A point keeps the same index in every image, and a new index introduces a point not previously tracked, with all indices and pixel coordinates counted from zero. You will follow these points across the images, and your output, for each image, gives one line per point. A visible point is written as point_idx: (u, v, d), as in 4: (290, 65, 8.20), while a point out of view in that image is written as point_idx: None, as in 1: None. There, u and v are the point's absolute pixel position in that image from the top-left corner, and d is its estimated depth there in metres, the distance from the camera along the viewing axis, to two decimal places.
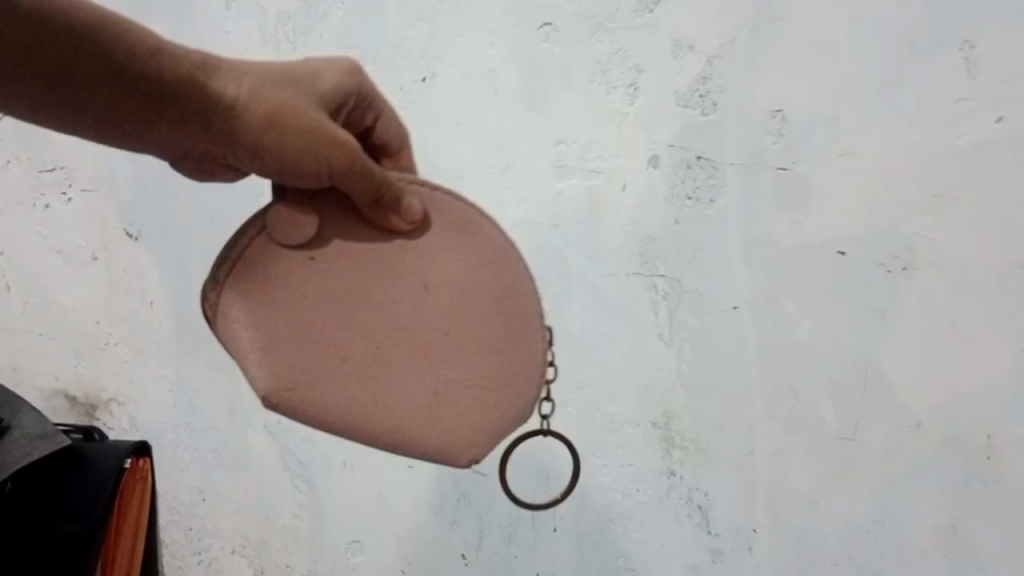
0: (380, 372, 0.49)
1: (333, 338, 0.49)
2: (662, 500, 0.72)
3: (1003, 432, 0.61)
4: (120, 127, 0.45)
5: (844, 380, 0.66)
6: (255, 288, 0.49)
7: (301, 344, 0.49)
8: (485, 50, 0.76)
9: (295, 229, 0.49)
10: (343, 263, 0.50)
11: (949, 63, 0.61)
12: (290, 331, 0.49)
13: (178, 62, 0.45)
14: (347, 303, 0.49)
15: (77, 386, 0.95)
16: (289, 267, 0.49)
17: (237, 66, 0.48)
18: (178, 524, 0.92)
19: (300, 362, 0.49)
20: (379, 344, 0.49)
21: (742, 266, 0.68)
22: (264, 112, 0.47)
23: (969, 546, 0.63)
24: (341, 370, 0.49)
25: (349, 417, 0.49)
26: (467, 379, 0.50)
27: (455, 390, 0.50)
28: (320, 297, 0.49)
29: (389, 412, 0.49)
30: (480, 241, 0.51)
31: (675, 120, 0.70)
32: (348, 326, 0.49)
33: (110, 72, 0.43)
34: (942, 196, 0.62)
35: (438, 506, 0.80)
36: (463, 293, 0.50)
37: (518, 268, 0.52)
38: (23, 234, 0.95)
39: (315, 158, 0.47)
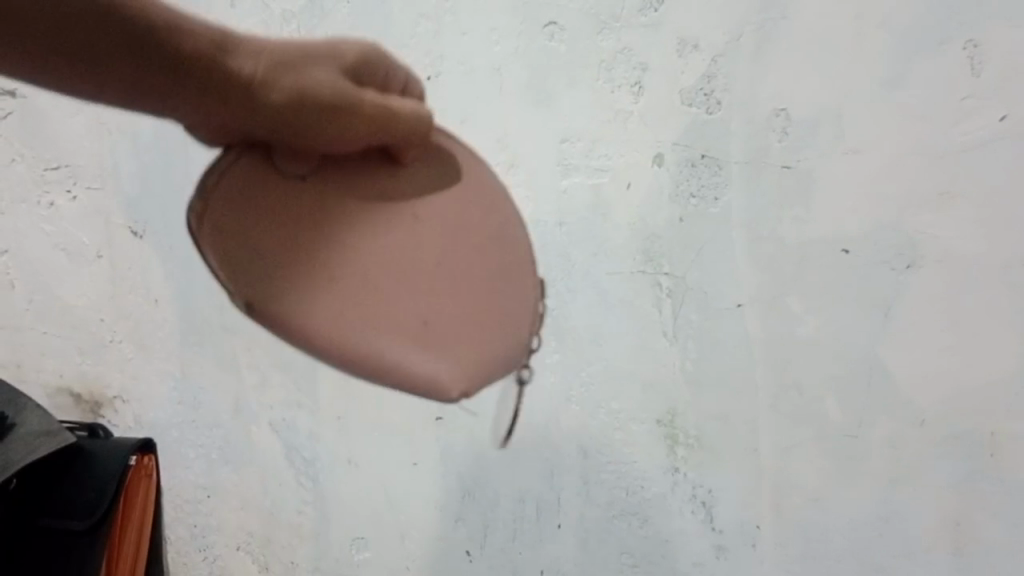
0: (382, 292, 0.47)
1: (324, 256, 0.47)
2: (666, 497, 0.73)
3: (1005, 428, 0.62)
4: (139, 99, 0.46)
5: (848, 377, 0.66)
6: (241, 199, 0.46)
7: (287, 259, 0.46)
8: (490, 48, 0.77)
9: (296, 155, 0.48)
10: (344, 190, 0.49)
11: (953, 61, 0.62)
12: (275, 244, 0.46)
13: (198, 38, 0.46)
14: (347, 229, 0.48)
15: (81, 383, 0.96)
16: (281, 190, 0.47)
17: (259, 42, 0.48)
18: (184, 520, 0.92)
19: (288, 284, 0.46)
20: (375, 267, 0.47)
21: (746, 265, 0.69)
22: (283, 87, 0.47)
23: (971, 542, 0.63)
24: (334, 294, 0.46)
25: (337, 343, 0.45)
26: (462, 310, 0.48)
27: (449, 320, 0.47)
28: (314, 214, 0.47)
29: (382, 336, 0.46)
30: (476, 183, 0.53)
31: (680, 119, 0.70)
32: (342, 247, 0.47)
33: (127, 42, 0.44)
34: (947, 194, 0.63)
35: (442, 503, 0.80)
36: (466, 227, 0.51)
37: (505, 209, 0.54)
38: (27, 231, 0.95)
39: (339, 124, 0.47)
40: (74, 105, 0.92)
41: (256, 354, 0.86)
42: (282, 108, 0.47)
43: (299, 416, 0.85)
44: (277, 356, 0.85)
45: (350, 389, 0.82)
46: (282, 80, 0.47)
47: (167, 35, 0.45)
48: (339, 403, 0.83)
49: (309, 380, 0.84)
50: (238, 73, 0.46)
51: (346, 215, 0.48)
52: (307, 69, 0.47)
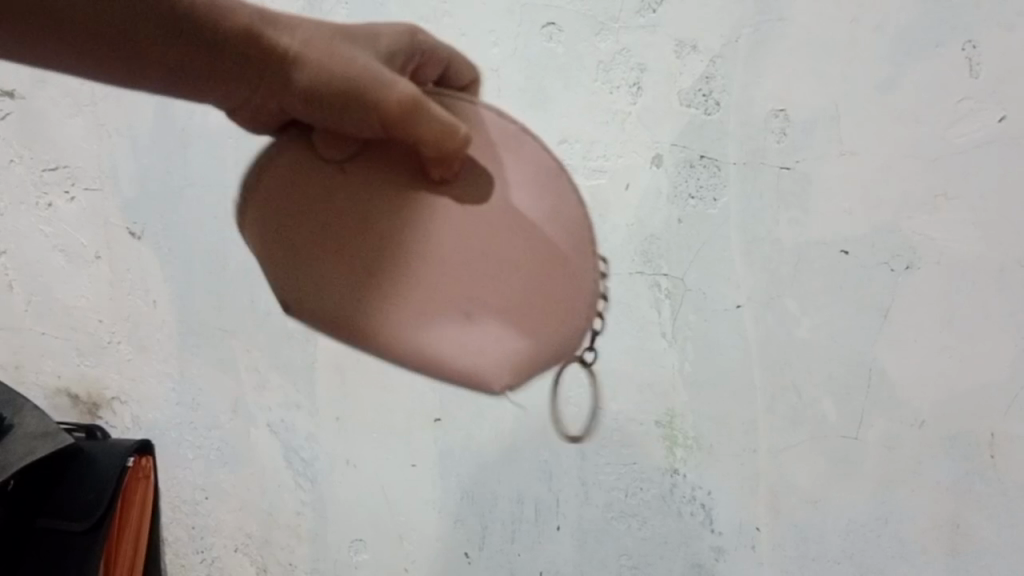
0: (414, 286, 0.45)
1: (354, 250, 0.46)
2: (665, 498, 0.72)
3: (1004, 429, 0.62)
4: (183, 79, 0.46)
5: (846, 378, 0.66)
6: (283, 194, 0.47)
7: (321, 255, 0.46)
8: (489, 48, 0.77)
9: (332, 144, 0.46)
10: (375, 178, 0.46)
11: (950, 62, 0.62)
12: (311, 238, 0.46)
13: (239, 14, 0.45)
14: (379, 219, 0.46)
15: (79, 385, 0.95)
16: (329, 186, 0.46)
17: (300, 18, 0.46)
18: (181, 522, 0.92)
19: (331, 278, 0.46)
20: (405, 262, 0.45)
21: (744, 265, 0.69)
22: (319, 64, 0.44)
23: (971, 543, 0.63)
24: (371, 295, 0.46)
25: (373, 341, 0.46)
26: (502, 305, 0.45)
27: (485, 316, 0.45)
28: (342, 208, 0.46)
29: (417, 332, 0.45)
30: (522, 157, 0.46)
31: (678, 120, 0.70)
32: (373, 240, 0.46)
33: (169, 24, 0.45)
34: (945, 195, 0.62)
35: (441, 503, 0.80)
36: (516, 216, 0.45)
37: (567, 194, 0.47)
38: (25, 232, 0.95)
39: (360, 109, 0.44)
40: (74, 107, 0.93)
41: (255, 355, 0.87)
42: (315, 86, 0.44)
43: (298, 417, 0.85)
44: (276, 356, 0.85)
45: (348, 390, 0.83)
46: (317, 57, 0.45)
47: (206, 12, 0.45)
48: (338, 403, 0.83)
49: (308, 381, 0.84)
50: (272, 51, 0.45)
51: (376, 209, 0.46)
52: (347, 47, 0.45)
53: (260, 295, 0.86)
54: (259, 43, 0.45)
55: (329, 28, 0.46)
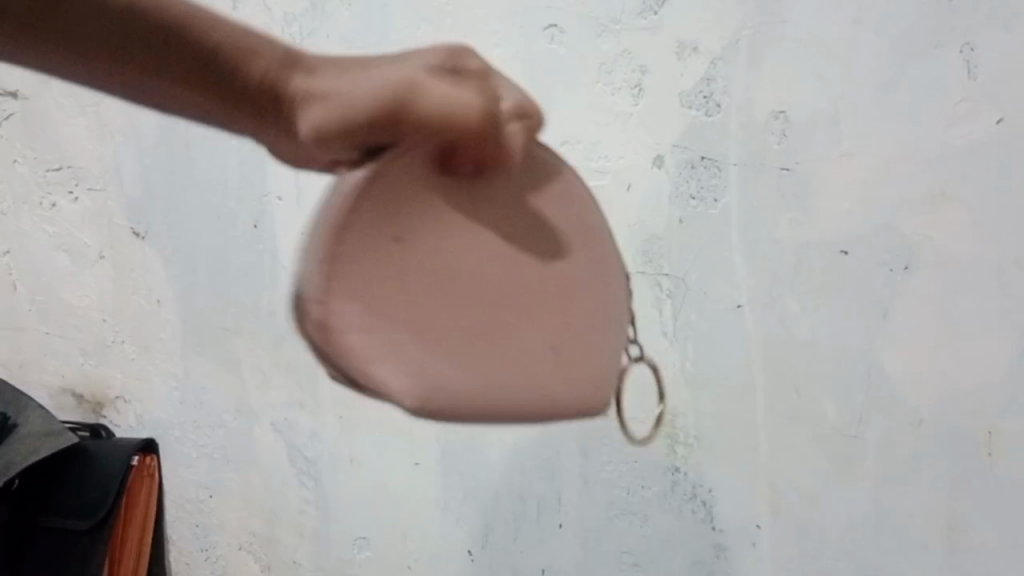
0: (442, 327, 0.40)
1: (443, 314, 0.41)
2: (665, 496, 0.73)
3: (1001, 427, 0.62)
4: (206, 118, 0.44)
5: (845, 377, 0.67)
6: (466, 275, 0.41)
7: (446, 343, 0.40)
8: (491, 51, 0.78)
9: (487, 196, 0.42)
10: (446, 231, 0.41)
11: (948, 64, 0.62)
12: (445, 325, 0.41)
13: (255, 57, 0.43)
14: (473, 268, 0.42)
15: (84, 383, 0.96)
16: (459, 266, 0.41)
17: (318, 61, 0.44)
18: (185, 520, 0.93)
19: (399, 279, 0.40)
20: (445, 306, 0.41)
21: (744, 266, 0.70)
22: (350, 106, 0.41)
23: (969, 540, 0.64)
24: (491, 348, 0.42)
25: (451, 375, 0.40)
26: (457, 334, 0.41)
27: (446, 363, 0.40)
28: (448, 281, 0.41)
29: (442, 382, 0.40)
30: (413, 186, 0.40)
31: (679, 121, 0.71)
32: (438, 303, 0.40)
33: (189, 67, 0.42)
34: (942, 196, 0.63)
35: (444, 501, 0.81)
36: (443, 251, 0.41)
37: (414, 202, 0.40)
38: (30, 232, 0.96)
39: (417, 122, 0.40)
40: (77, 107, 0.93)
41: (257, 355, 0.87)
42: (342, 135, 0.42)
43: (301, 416, 0.86)
44: (280, 356, 0.86)
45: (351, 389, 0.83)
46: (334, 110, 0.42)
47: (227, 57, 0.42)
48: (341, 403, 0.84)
49: (310, 380, 0.85)
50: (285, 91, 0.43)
51: (477, 272, 0.42)
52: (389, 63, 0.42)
53: (263, 294, 0.86)
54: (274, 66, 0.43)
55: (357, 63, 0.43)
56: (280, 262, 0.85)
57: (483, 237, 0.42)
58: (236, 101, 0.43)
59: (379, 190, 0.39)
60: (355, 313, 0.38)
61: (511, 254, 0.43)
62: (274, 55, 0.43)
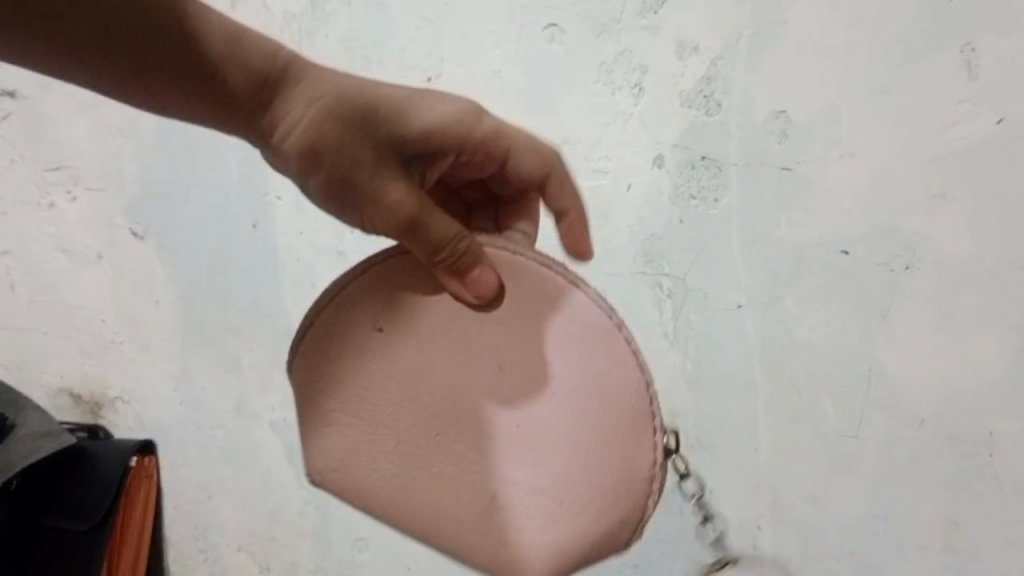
0: (398, 445, 0.51)
1: (398, 435, 0.50)
2: (666, 497, 0.73)
3: (1002, 427, 0.62)
4: (198, 117, 0.49)
5: (846, 377, 0.67)
6: (425, 408, 0.50)
7: (395, 458, 0.51)
8: (491, 51, 0.78)
9: (471, 289, 0.49)
10: (420, 351, 0.50)
11: (949, 64, 0.62)
12: (402, 442, 0.50)
13: (248, 70, 0.48)
14: (432, 401, 0.50)
15: (83, 384, 0.95)
16: (422, 396, 0.50)
17: (315, 80, 0.50)
18: (184, 521, 0.92)
19: (372, 397, 0.51)
20: (405, 423, 0.50)
21: (744, 266, 0.70)
22: (332, 149, 0.49)
23: (969, 539, 0.64)
24: (439, 476, 0.50)
25: (456, 508, 0.50)
26: (403, 454, 0.50)
27: (391, 473, 0.51)
28: (409, 408, 0.50)
29: (391, 485, 0.51)
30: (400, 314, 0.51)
31: (679, 120, 0.71)
32: (401, 419, 0.50)
33: (178, 73, 0.47)
34: (942, 196, 0.63)
35: None
36: (411, 377, 0.50)
37: (396, 332, 0.50)
38: (28, 232, 0.95)
39: (377, 203, 0.49)
40: (75, 107, 0.92)
41: (257, 355, 0.87)
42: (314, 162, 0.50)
43: None
44: (279, 357, 0.86)
45: None
46: (319, 145, 0.49)
47: (218, 63, 0.48)
48: None
49: None
50: (268, 110, 0.49)
51: (433, 409, 0.50)
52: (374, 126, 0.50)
53: (262, 294, 0.86)
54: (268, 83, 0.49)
55: (348, 91, 0.50)
56: (280, 262, 0.85)
57: (451, 379, 0.50)
58: (229, 111, 0.49)
59: (370, 293, 0.51)
60: (344, 441, 0.52)
61: (502, 404, 0.49)
62: (269, 67, 0.49)
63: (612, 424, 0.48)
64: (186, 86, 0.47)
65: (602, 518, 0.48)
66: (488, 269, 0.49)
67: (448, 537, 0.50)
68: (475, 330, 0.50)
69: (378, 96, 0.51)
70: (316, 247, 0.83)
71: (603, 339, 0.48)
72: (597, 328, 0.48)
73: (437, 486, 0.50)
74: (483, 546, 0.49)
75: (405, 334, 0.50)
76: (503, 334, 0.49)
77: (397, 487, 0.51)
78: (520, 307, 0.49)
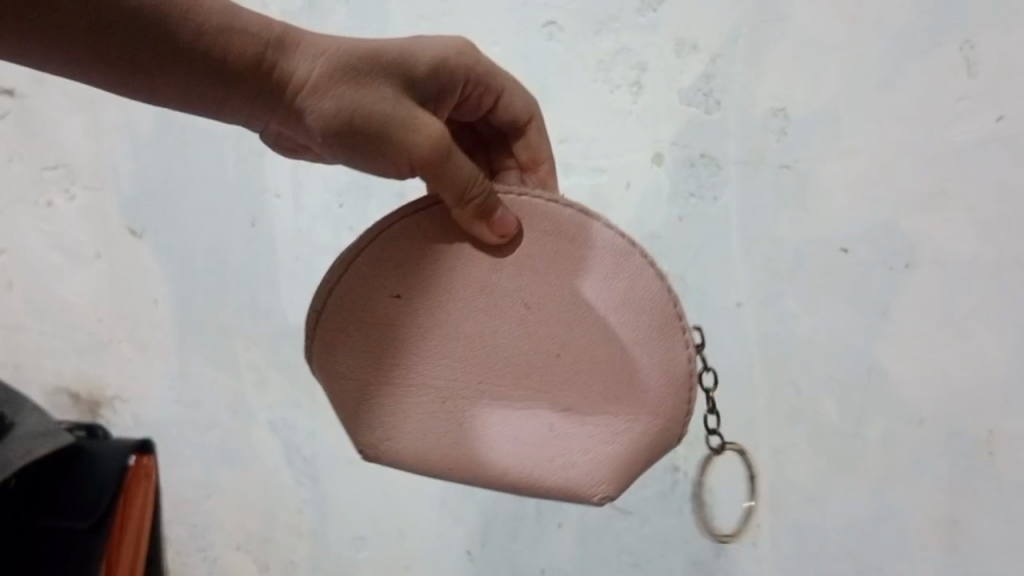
0: (436, 392, 0.51)
1: (435, 384, 0.51)
2: (664, 495, 0.73)
3: (1002, 426, 0.62)
4: (197, 102, 0.49)
5: (845, 375, 0.67)
6: (454, 350, 0.51)
7: (437, 408, 0.51)
8: (488, 48, 0.77)
9: (494, 230, 0.49)
10: (442, 300, 0.50)
11: (949, 62, 0.62)
12: (441, 390, 0.51)
13: (250, 41, 0.47)
14: (461, 340, 0.51)
15: (80, 383, 0.95)
16: (452, 338, 0.51)
17: (315, 40, 0.49)
18: (182, 520, 0.92)
19: (401, 350, 0.51)
20: (439, 371, 0.51)
21: (743, 264, 0.69)
22: (347, 102, 0.49)
23: (969, 539, 0.64)
24: (483, 416, 0.51)
25: (503, 452, 0.51)
26: (445, 401, 0.51)
27: (438, 425, 0.51)
28: (442, 352, 0.51)
29: (440, 436, 0.51)
30: (413, 270, 0.51)
31: (678, 118, 0.71)
32: (435, 368, 0.51)
33: (172, 54, 0.46)
34: (942, 193, 0.63)
35: (442, 500, 0.81)
36: (436, 328, 0.51)
37: (415, 287, 0.51)
38: (25, 230, 0.95)
39: (398, 147, 0.49)
40: (72, 105, 0.92)
41: (254, 354, 0.87)
42: (327, 122, 0.49)
43: (299, 415, 0.85)
44: (277, 356, 0.86)
45: None
46: (333, 102, 0.49)
47: (212, 41, 0.47)
48: None
49: (307, 379, 0.85)
50: (272, 77, 0.48)
51: (466, 347, 0.51)
52: (382, 71, 0.49)
53: (260, 293, 0.86)
54: (267, 50, 0.48)
55: (350, 45, 0.49)
56: (278, 260, 0.85)
57: (480, 318, 0.50)
58: (232, 86, 0.48)
59: (380, 258, 0.51)
60: (380, 411, 0.52)
61: (531, 337, 0.50)
62: (265, 37, 0.48)
63: (645, 335, 0.48)
64: (182, 63, 0.47)
65: (658, 419, 0.49)
66: (508, 211, 0.49)
67: (512, 474, 0.51)
68: (494, 276, 0.50)
69: (378, 46, 0.50)
70: (315, 246, 0.83)
71: (616, 255, 0.49)
72: (608, 249, 0.49)
73: (490, 426, 0.51)
74: (552, 470, 0.50)
75: (429, 288, 0.51)
76: (519, 275, 0.50)
77: (445, 440, 0.51)
78: (535, 244, 0.50)
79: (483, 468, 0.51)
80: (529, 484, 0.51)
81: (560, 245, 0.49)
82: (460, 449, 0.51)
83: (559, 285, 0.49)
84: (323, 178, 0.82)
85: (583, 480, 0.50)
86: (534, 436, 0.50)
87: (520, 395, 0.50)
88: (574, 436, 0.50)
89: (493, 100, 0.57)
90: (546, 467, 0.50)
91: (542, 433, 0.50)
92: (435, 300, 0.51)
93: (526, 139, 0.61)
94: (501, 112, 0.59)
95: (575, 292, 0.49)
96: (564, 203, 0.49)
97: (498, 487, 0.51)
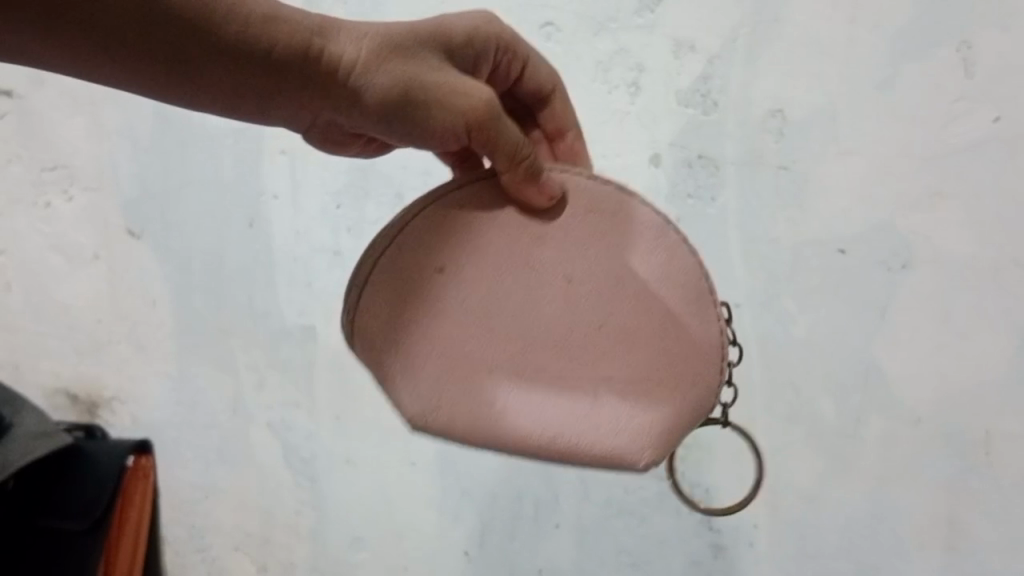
0: (480, 361, 0.50)
1: (481, 353, 0.50)
2: (663, 496, 0.73)
3: (1000, 427, 0.63)
4: (242, 106, 0.49)
5: (842, 375, 0.67)
6: (496, 319, 0.49)
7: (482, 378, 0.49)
8: None
9: (538, 195, 0.49)
10: (485, 272, 0.50)
11: (947, 63, 0.62)
12: (485, 358, 0.49)
13: (298, 30, 0.48)
14: (506, 308, 0.49)
15: (79, 384, 0.95)
16: (496, 308, 0.49)
17: (358, 28, 0.50)
18: (180, 521, 0.92)
19: (445, 321, 0.50)
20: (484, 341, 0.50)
21: (742, 265, 0.69)
22: (399, 77, 0.49)
23: (967, 539, 0.64)
24: (530, 385, 0.49)
25: (550, 420, 0.49)
26: (488, 370, 0.49)
27: (483, 396, 0.49)
28: (486, 322, 0.50)
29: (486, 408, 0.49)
30: (455, 242, 0.50)
31: (675, 119, 0.71)
32: (480, 337, 0.50)
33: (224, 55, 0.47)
34: (938, 195, 0.63)
35: (440, 501, 0.81)
36: (481, 298, 0.50)
37: (457, 258, 0.50)
38: (23, 232, 0.95)
39: (449, 113, 0.49)
40: (73, 107, 0.92)
41: (253, 355, 0.87)
42: (379, 100, 0.49)
43: (297, 415, 0.85)
44: (276, 356, 0.86)
45: (348, 388, 0.83)
46: (384, 78, 0.49)
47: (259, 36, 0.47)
48: (338, 404, 0.84)
49: (306, 380, 0.85)
50: (321, 64, 0.48)
51: (510, 317, 0.49)
52: (421, 47, 0.50)
53: (259, 294, 0.86)
54: (315, 35, 0.48)
55: (389, 30, 0.50)
56: (277, 261, 0.85)
57: (525, 288, 0.49)
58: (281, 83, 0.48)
59: (420, 231, 0.50)
60: (421, 384, 0.50)
61: (574, 306, 0.49)
62: (309, 26, 0.48)
63: (684, 305, 0.49)
64: (233, 61, 0.47)
65: (698, 387, 0.49)
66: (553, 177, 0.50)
67: (558, 445, 0.49)
68: (535, 248, 0.50)
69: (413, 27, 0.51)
70: (314, 246, 0.84)
71: (654, 228, 0.49)
72: (647, 224, 0.49)
73: (537, 398, 0.49)
74: (600, 441, 0.49)
75: (472, 260, 0.50)
76: (562, 248, 0.49)
77: (490, 412, 0.49)
78: (574, 216, 0.50)
79: (533, 443, 0.49)
80: (574, 454, 0.49)
81: (600, 216, 0.49)
82: (506, 421, 0.49)
83: (602, 255, 0.49)
84: (323, 179, 0.83)
85: (632, 451, 0.49)
86: (579, 405, 0.49)
87: (566, 362, 0.49)
88: (622, 405, 0.49)
89: (521, 68, 0.57)
90: (595, 435, 0.49)
91: (588, 402, 0.49)
92: (478, 272, 0.50)
93: (551, 109, 0.60)
94: (524, 83, 0.59)
95: (618, 262, 0.49)
96: (599, 179, 0.50)
97: (544, 459, 0.50)
